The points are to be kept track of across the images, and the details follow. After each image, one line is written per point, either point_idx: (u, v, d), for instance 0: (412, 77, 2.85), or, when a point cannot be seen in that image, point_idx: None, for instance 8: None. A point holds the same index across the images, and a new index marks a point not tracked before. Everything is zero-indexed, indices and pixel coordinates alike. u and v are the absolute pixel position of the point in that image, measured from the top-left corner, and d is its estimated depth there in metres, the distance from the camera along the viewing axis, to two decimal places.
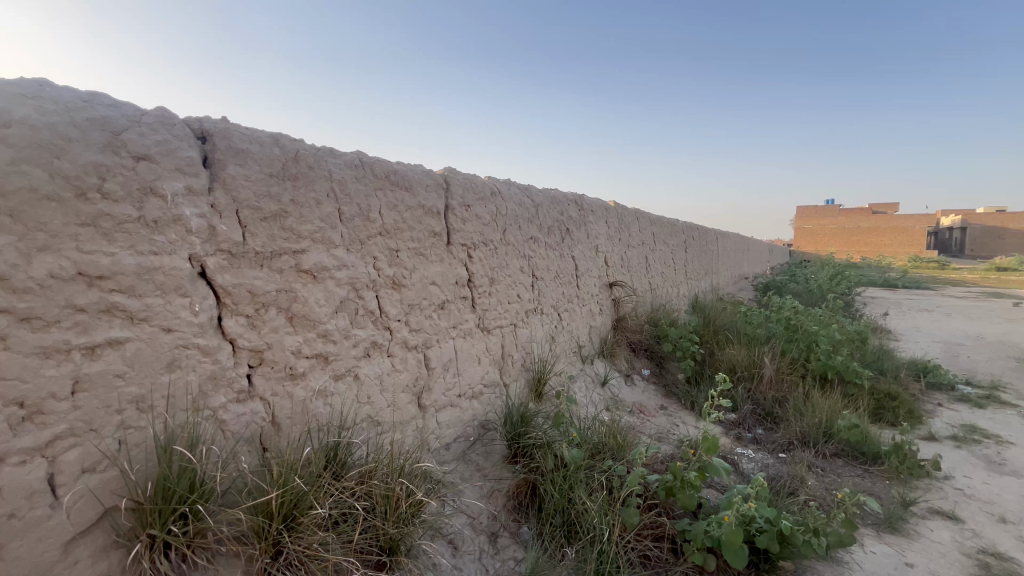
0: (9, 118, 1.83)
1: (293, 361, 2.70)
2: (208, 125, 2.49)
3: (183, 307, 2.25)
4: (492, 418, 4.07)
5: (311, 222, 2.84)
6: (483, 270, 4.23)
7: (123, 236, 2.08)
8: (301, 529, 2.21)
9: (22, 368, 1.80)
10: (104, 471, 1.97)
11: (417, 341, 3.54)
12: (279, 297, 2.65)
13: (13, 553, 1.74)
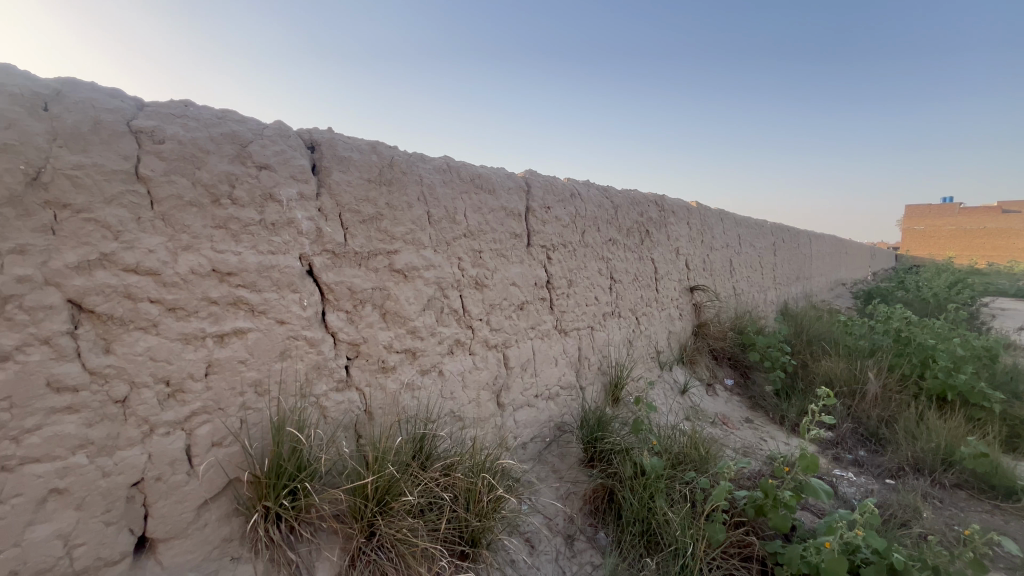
0: (163, 135, 2.12)
1: (385, 355, 2.87)
2: (317, 136, 2.72)
3: (294, 302, 2.47)
4: (568, 420, 4.05)
5: (403, 224, 3.00)
6: (562, 271, 4.24)
7: (247, 236, 2.33)
8: (393, 513, 2.35)
9: (169, 351, 2.07)
10: (229, 445, 2.22)
11: (497, 340, 3.61)
12: (374, 295, 2.84)
13: (159, 511, 2.02)
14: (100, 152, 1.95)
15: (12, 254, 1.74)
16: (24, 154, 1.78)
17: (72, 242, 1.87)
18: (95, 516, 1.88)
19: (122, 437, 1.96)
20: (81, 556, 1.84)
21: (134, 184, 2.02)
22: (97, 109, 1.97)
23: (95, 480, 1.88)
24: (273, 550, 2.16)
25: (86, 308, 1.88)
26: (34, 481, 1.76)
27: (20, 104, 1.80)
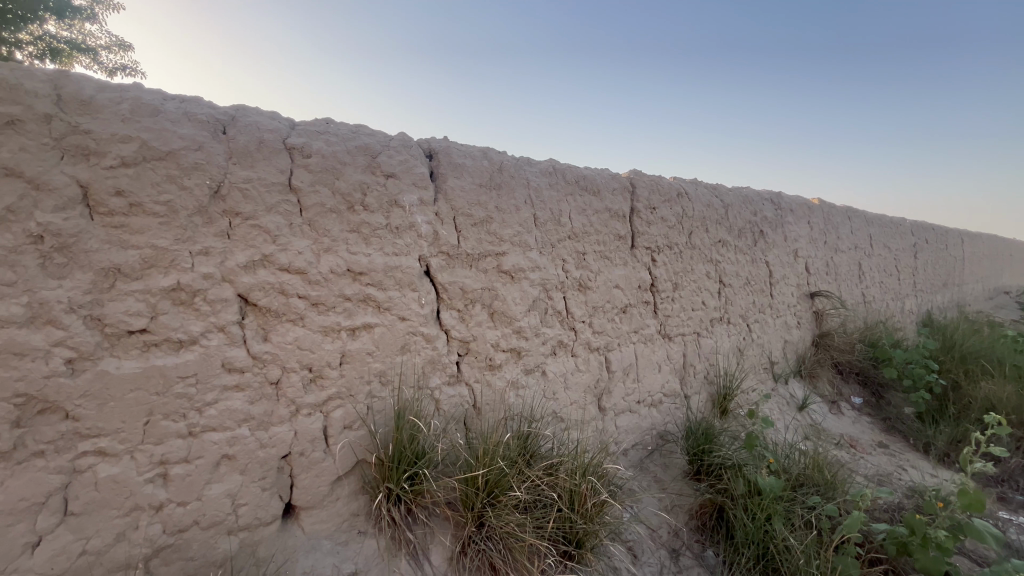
0: (310, 150, 2.40)
1: (493, 353, 2.98)
2: (435, 145, 2.91)
3: (414, 300, 2.66)
4: (671, 429, 3.88)
5: (511, 227, 3.09)
6: (668, 274, 4.07)
7: (376, 239, 2.55)
8: (501, 506, 2.44)
9: (312, 341, 2.33)
10: (358, 429, 2.45)
11: (600, 343, 3.57)
12: (484, 295, 2.95)
13: (302, 482, 2.29)
14: (263, 168, 2.25)
15: (199, 255, 2.08)
16: (208, 171, 2.11)
17: (241, 244, 2.18)
18: (254, 481, 2.18)
19: (275, 415, 2.24)
20: (243, 515, 2.14)
21: (288, 194, 2.31)
22: (261, 131, 2.29)
23: (255, 450, 2.18)
24: (394, 529, 2.35)
25: (250, 301, 2.19)
26: (211, 447, 2.09)
27: (206, 130, 2.15)
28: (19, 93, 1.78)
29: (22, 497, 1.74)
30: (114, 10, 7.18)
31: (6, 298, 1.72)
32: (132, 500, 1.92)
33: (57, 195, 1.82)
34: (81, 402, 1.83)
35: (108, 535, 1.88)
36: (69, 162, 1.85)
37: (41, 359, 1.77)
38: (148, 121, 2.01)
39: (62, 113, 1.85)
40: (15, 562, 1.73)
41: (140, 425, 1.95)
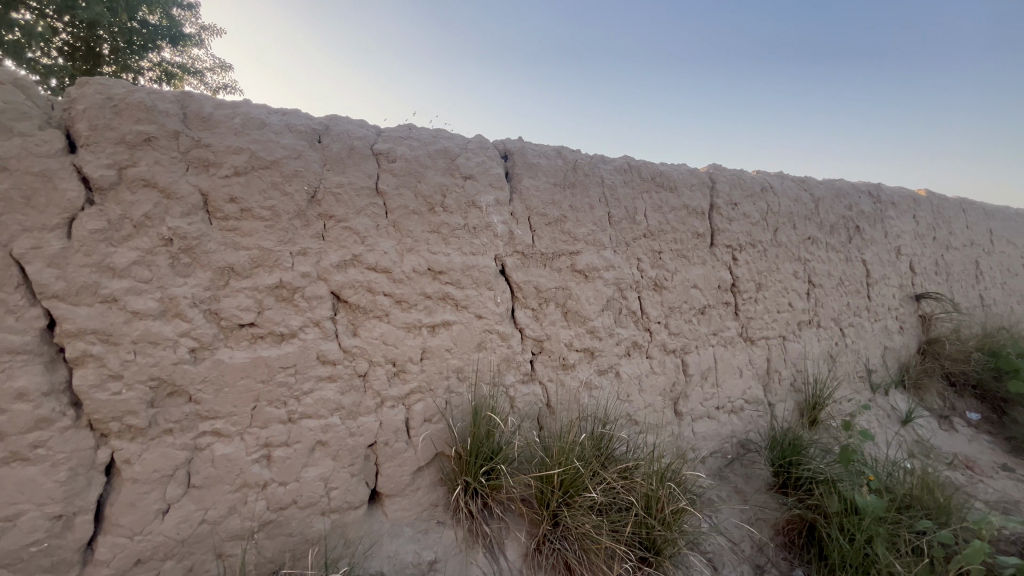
0: (395, 155, 2.52)
1: (566, 353, 2.96)
2: (510, 145, 2.95)
3: (489, 299, 2.71)
4: (753, 438, 3.66)
5: (585, 226, 3.06)
6: (751, 274, 3.84)
7: (454, 239, 2.63)
8: (576, 506, 2.43)
9: (396, 337, 2.45)
10: (437, 422, 2.54)
11: (676, 345, 3.44)
12: (557, 294, 2.95)
13: (387, 470, 2.41)
14: (353, 173, 2.40)
15: (298, 255, 2.25)
16: (306, 178, 2.28)
17: (334, 245, 2.33)
18: (344, 467, 2.32)
19: (363, 405, 2.38)
20: (335, 497, 2.29)
21: (375, 198, 2.44)
22: (352, 138, 2.44)
23: (345, 437, 2.33)
24: (472, 521, 2.42)
25: (342, 298, 2.34)
26: (307, 433, 2.26)
27: (304, 139, 2.32)
28: (153, 113, 2.01)
29: (155, 469, 1.98)
30: (216, 36, 7.94)
31: (144, 294, 1.96)
32: (241, 477, 2.12)
33: (183, 202, 2.04)
34: (201, 387, 2.05)
35: (222, 508, 2.09)
36: (192, 173, 2.08)
37: (170, 347, 2.00)
38: (256, 133, 2.21)
39: (187, 129, 2.08)
40: (149, 525, 1.97)
41: (248, 410, 2.14)
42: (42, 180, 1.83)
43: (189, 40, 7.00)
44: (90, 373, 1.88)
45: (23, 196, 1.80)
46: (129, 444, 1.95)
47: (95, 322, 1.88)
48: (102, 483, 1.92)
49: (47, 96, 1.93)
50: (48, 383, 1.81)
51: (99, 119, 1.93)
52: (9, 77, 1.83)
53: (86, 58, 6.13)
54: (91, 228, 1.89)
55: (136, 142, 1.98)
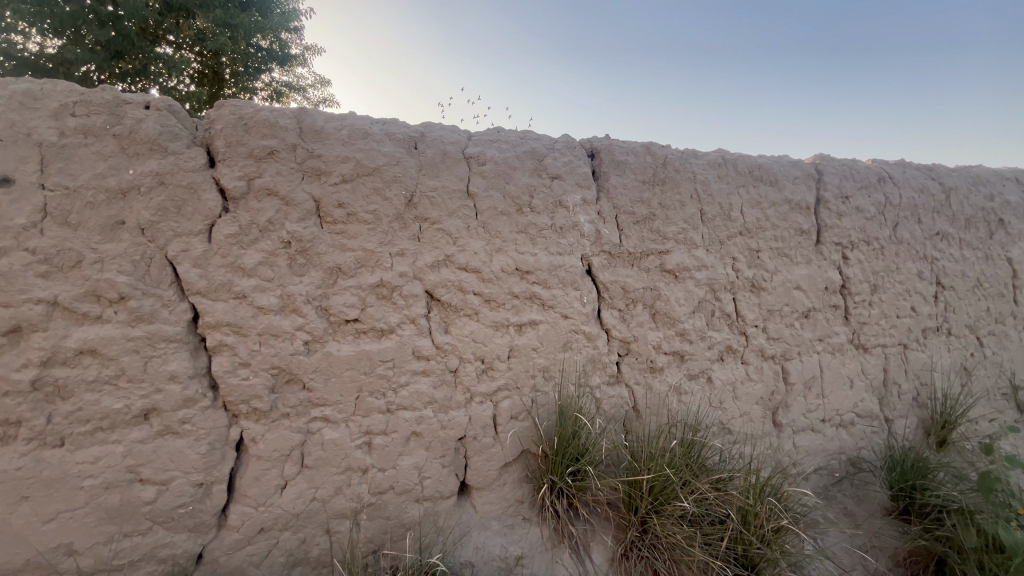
0: (484, 158, 2.59)
1: (654, 355, 2.87)
2: (597, 143, 2.91)
3: (576, 299, 2.70)
4: (866, 456, 3.31)
5: (675, 224, 2.94)
6: (865, 274, 3.46)
7: (541, 240, 2.65)
8: (666, 515, 2.36)
9: (485, 335, 2.52)
10: (524, 420, 2.58)
11: (776, 351, 3.18)
12: (645, 295, 2.86)
13: (475, 464, 2.49)
14: (446, 177, 2.50)
15: (397, 255, 2.39)
16: (404, 183, 2.41)
17: (428, 246, 2.45)
18: (436, 458, 2.44)
19: (453, 400, 2.48)
20: (427, 486, 2.41)
21: (467, 200, 2.53)
22: (445, 143, 2.54)
23: (437, 430, 2.44)
24: (558, 520, 2.44)
25: (435, 297, 2.45)
26: (403, 423, 2.39)
27: (403, 147, 2.46)
28: (276, 128, 2.24)
29: (275, 448, 2.21)
30: (317, 54, 8.63)
31: (268, 291, 2.20)
32: (346, 461, 2.30)
33: (299, 208, 2.25)
34: (313, 376, 2.25)
35: (330, 488, 2.28)
36: (306, 181, 2.28)
37: (288, 340, 2.22)
38: (360, 143, 2.37)
39: (303, 142, 2.29)
40: (270, 498, 2.20)
41: (352, 400, 2.32)
42: (189, 192, 2.11)
43: (294, 61, 7.66)
44: (224, 360, 2.14)
45: (174, 206, 2.09)
46: (255, 425, 2.19)
47: (228, 315, 2.14)
48: (233, 457, 2.18)
49: (192, 119, 2.21)
50: (193, 367, 2.09)
51: (233, 137, 2.19)
52: (165, 105, 2.13)
53: (212, 83, 6.92)
54: (226, 233, 2.14)
55: (262, 155, 2.21)
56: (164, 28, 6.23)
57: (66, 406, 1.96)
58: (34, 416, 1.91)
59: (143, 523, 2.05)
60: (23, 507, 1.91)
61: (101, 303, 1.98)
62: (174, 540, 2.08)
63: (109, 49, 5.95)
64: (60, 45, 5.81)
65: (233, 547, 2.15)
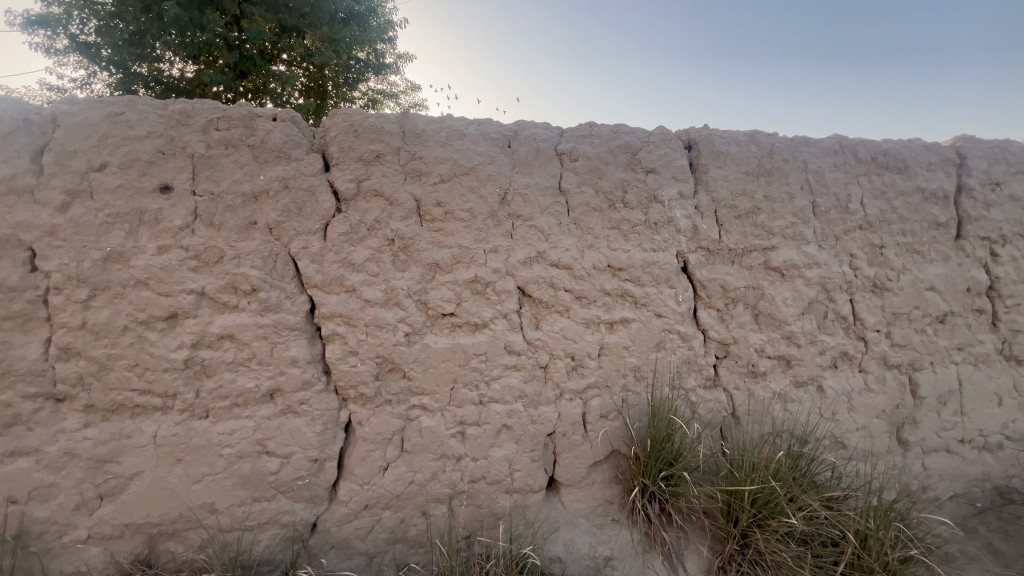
0: (577, 154, 2.57)
1: (756, 358, 2.68)
2: (695, 134, 2.76)
3: (670, 297, 2.60)
4: (1017, 486, 2.85)
5: (782, 218, 2.72)
6: (1021, 273, 2.95)
7: (635, 235, 2.58)
8: (771, 531, 2.21)
9: (576, 332, 2.51)
10: (614, 420, 2.54)
11: (902, 359, 2.83)
12: (747, 294, 2.68)
13: (564, 460, 2.50)
14: (539, 174, 2.52)
15: (490, 252, 2.45)
16: (498, 181, 2.47)
17: (521, 243, 2.48)
18: (526, 451, 2.47)
19: (543, 395, 2.50)
20: (517, 479, 2.46)
21: (559, 197, 2.53)
22: (538, 141, 2.56)
23: (527, 424, 2.48)
24: (649, 525, 2.38)
25: (527, 293, 2.48)
26: (495, 416, 2.46)
27: (497, 146, 2.52)
28: (382, 133, 2.40)
29: (379, 432, 2.37)
30: (409, 62, 9.09)
31: (374, 285, 2.36)
32: (442, 449, 2.41)
33: (402, 207, 2.39)
34: (413, 366, 2.38)
35: (426, 473, 2.40)
36: (408, 182, 2.41)
37: (391, 331, 2.37)
38: (458, 144, 2.47)
39: (405, 145, 2.43)
40: (375, 477, 2.37)
41: (448, 390, 2.42)
42: (308, 195, 2.32)
43: (388, 70, 8.13)
44: (336, 348, 2.33)
45: (296, 207, 2.31)
46: (362, 409, 2.37)
47: (340, 307, 2.33)
48: (342, 438, 2.37)
49: (311, 128, 2.42)
50: (310, 353, 2.30)
51: (345, 143, 2.37)
52: (289, 116, 2.35)
53: (317, 95, 7.46)
54: (339, 231, 2.33)
55: (370, 159, 2.38)
56: (279, 47, 6.91)
57: (210, 383, 2.25)
58: (186, 390, 2.22)
59: (269, 491, 2.30)
60: (177, 467, 2.23)
61: (237, 294, 2.25)
62: (294, 508, 2.31)
63: (236, 70, 6.60)
64: (197, 70, 6.65)
65: (342, 520, 2.34)
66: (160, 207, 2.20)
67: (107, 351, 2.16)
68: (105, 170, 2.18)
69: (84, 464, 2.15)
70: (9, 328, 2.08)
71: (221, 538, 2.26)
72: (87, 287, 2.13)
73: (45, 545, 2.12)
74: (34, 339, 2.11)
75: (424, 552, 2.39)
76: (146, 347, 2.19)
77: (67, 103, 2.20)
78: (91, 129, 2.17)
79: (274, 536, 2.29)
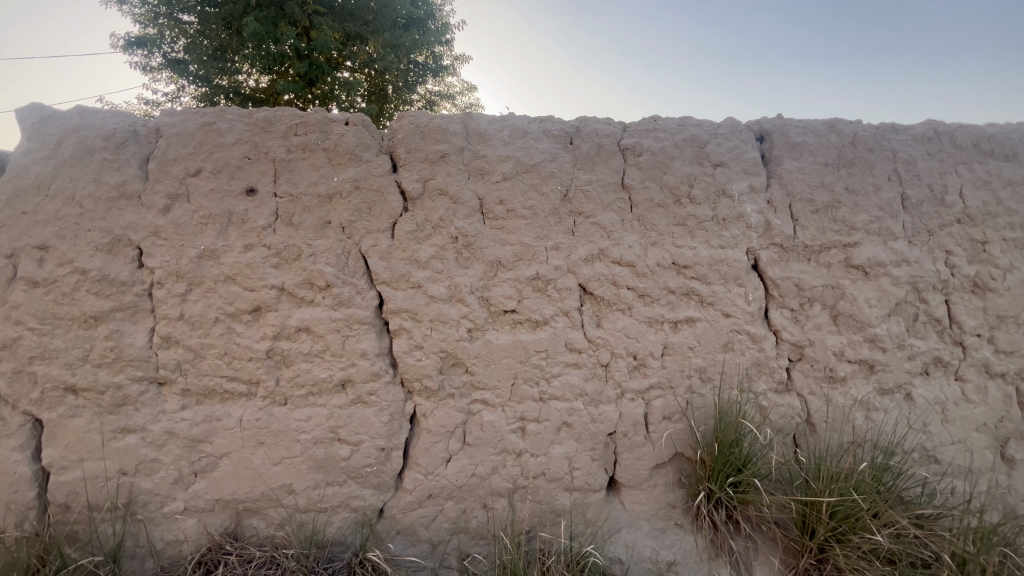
0: (641, 149, 2.51)
1: (835, 362, 2.51)
2: (767, 125, 2.62)
3: (740, 296, 2.49)
4: None
5: (866, 212, 2.52)
6: None
7: (702, 232, 2.49)
8: (852, 547, 2.08)
9: (638, 331, 2.46)
10: (678, 422, 2.47)
11: (1008, 367, 2.55)
12: (826, 294, 2.51)
13: (625, 461, 2.46)
14: (601, 170, 2.49)
15: (552, 249, 2.45)
16: (560, 179, 2.47)
17: (583, 240, 2.47)
18: (586, 450, 2.46)
19: (604, 394, 2.47)
20: (577, 477, 2.45)
21: (622, 193, 2.49)
22: (600, 136, 2.52)
23: (587, 422, 2.46)
24: (716, 532, 2.30)
25: (589, 291, 2.46)
26: (555, 413, 2.46)
27: (559, 143, 2.51)
28: (447, 134, 2.46)
29: (442, 425, 2.44)
30: (465, 63, 9.25)
31: (438, 282, 2.43)
32: (502, 443, 2.45)
33: (466, 206, 2.44)
34: (475, 361, 2.43)
35: (487, 466, 2.45)
36: (471, 181, 2.46)
37: (454, 327, 2.43)
38: (520, 142, 2.49)
39: (469, 145, 2.48)
40: (438, 468, 2.44)
41: (509, 386, 2.45)
42: (378, 195, 2.43)
43: (445, 72, 8.32)
44: (403, 342, 2.42)
45: (367, 207, 2.42)
46: (426, 401, 2.45)
47: (406, 303, 2.41)
48: (408, 429, 2.46)
49: (380, 131, 2.52)
50: (378, 347, 2.41)
51: (412, 144, 2.45)
52: (360, 119, 2.46)
53: (378, 99, 7.80)
54: (406, 230, 2.42)
55: (435, 159, 2.45)
56: (344, 55, 7.27)
57: (289, 372, 2.41)
58: (268, 378, 2.39)
59: (341, 476, 2.43)
60: (260, 449, 2.40)
61: (313, 289, 2.39)
62: (363, 494, 2.43)
63: (306, 79, 6.97)
64: (271, 80, 7.11)
65: (407, 508, 2.44)
66: (246, 208, 2.38)
67: (201, 340, 2.37)
68: (200, 175, 2.38)
69: (181, 442, 2.37)
70: (121, 318, 2.33)
71: (298, 517, 2.41)
72: (184, 282, 2.34)
73: (149, 514, 2.36)
74: (140, 329, 2.34)
75: (484, 544, 2.44)
76: (233, 337, 2.38)
77: (168, 115, 2.42)
78: (188, 137, 2.39)
79: (345, 519, 2.42)
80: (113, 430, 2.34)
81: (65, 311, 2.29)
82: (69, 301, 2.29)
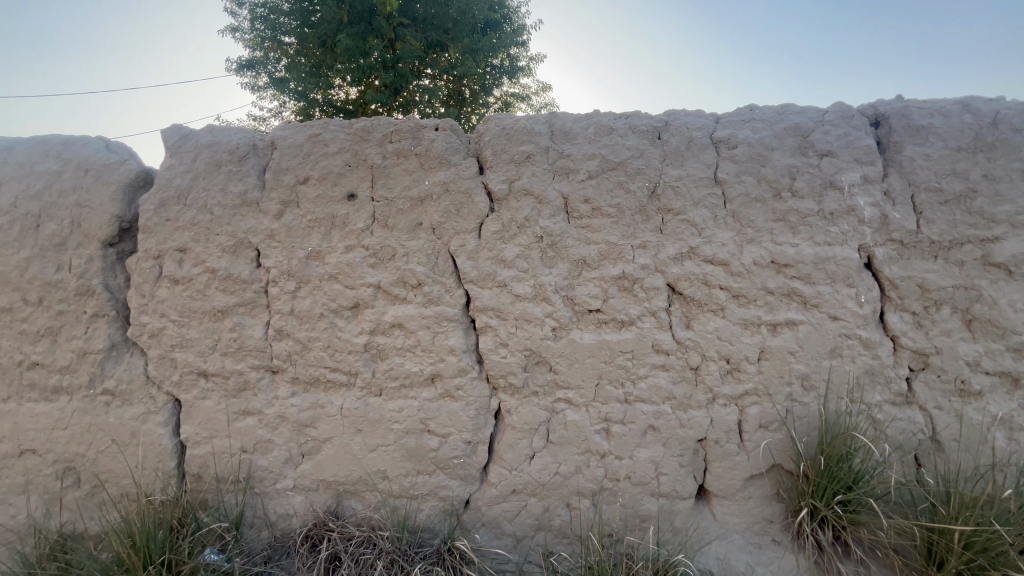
0: (736, 140, 2.38)
1: (968, 373, 2.21)
2: (884, 108, 2.37)
3: (850, 297, 2.27)
4: None
5: (1010, 202, 2.20)
6: None
7: (805, 228, 2.31)
8: None
9: (732, 333, 2.33)
10: (776, 431, 2.31)
11: None
12: (957, 295, 2.22)
13: (717, 470, 2.34)
14: (692, 165, 2.39)
15: (639, 247, 2.40)
16: (647, 175, 2.40)
17: (671, 238, 2.38)
18: (674, 455, 2.38)
19: (694, 399, 2.37)
20: (664, 482, 2.37)
21: (714, 187, 2.37)
22: (691, 130, 2.42)
23: (675, 426, 2.37)
24: (820, 553, 2.12)
25: (677, 290, 2.37)
26: (641, 415, 2.40)
27: (646, 138, 2.44)
28: (532, 135, 2.49)
29: (526, 421, 2.47)
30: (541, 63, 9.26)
31: (523, 281, 2.46)
32: (586, 443, 2.43)
33: (551, 205, 2.45)
34: (559, 359, 2.44)
35: (571, 465, 2.45)
36: (556, 180, 2.47)
37: (539, 325, 2.45)
38: (606, 139, 2.45)
39: (554, 144, 2.49)
40: (521, 464, 2.48)
41: (593, 386, 2.43)
42: (466, 197, 2.51)
43: (521, 73, 8.39)
44: (489, 339, 2.49)
45: (455, 208, 2.52)
46: (510, 398, 2.49)
47: (493, 301, 2.47)
48: (492, 424, 2.53)
49: (467, 134, 2.61)
50: (465, 343, 2.50)
51: (498, 146, 2.51)
52: (449, 124, 2.56)
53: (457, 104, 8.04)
54: (492, 230, 2.49)
55: (521, 160, 2.49)
56: (426, 63, 7.57)
57: (384, 365, 2.57)
58: (365, 370, 2.57)
59: (430, 465, 2.55)
60: (358, 436, 2.58)
61: (406, 288, 2.53)
62: (450, 484, 2.53)
63: (391, 88, 7.36)
64: (360, 92, 7.59)
65: (492, 501, 2.50)
66: (347, 212, 2.57)
67: (308, 333, 2.59)
68: (308, 182, 2.60)
69: (291, 426, 2.61)
70: (243, 312, 2.62)
71: (391, 502, 2.56)
72: (294, 280, 2.58)
73: (265, 489, 2.62)
74: (258, 322, 2.62)
75: (568, 543, 2.44)
76: (336, 332, 2.58)
77: (281, 129, 2.67)
78: (298, 148, 2.62)
79: (434, 507, 2.54)
80: (236, 412, 2.63)
81: (199, 305, 2.62)
82: (202, 297, 2.61)
